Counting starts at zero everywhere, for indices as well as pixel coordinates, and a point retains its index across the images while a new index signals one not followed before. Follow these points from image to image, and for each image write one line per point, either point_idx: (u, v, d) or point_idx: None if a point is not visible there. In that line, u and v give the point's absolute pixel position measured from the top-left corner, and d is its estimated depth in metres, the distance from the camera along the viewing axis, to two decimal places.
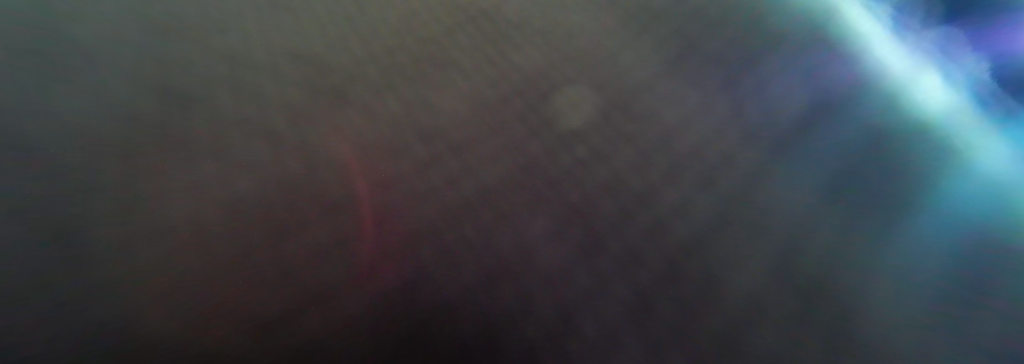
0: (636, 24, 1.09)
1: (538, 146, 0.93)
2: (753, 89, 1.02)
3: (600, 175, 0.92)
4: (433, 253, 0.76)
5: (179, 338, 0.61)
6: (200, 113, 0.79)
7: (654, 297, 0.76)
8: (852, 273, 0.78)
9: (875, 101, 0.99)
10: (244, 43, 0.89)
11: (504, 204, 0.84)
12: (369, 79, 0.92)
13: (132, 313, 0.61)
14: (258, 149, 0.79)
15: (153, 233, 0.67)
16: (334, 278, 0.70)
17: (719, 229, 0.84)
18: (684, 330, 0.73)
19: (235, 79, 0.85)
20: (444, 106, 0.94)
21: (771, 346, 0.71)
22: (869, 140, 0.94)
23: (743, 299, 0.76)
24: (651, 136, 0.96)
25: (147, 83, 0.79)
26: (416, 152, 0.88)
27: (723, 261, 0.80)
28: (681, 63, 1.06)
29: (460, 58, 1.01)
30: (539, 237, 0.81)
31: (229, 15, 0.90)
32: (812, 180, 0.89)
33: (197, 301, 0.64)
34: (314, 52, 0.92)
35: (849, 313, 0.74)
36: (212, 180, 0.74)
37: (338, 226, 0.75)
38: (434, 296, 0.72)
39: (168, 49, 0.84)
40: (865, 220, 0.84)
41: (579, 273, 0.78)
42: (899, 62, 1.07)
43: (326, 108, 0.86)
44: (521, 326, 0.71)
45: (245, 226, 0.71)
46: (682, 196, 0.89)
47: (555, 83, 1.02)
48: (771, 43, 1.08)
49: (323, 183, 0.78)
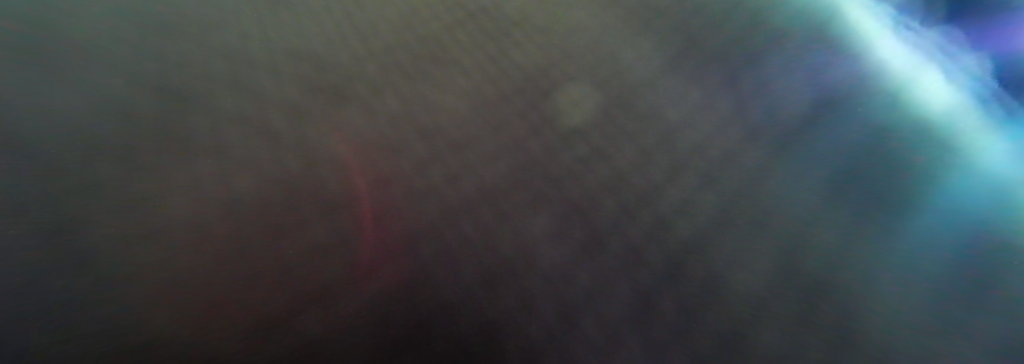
0: (635, 22, 1.09)
1: (539, 145, 0.93)
2: (753, 88, 1.02)
3: (600, 174, 0.91)
4: (433, 252, 0.76)
5: (178, 339, 0.61)
6: (200, 112, 0.79)
7: (655, 297, 0.76)
8: (853, 274, 0.78)
9: (876, 102, 0.99)
10: (243, 41, 0.89)
11: (504, 202, 0.84)
12: (369, 78, 0.92)
13: (133, 315, 0.61)
14: (258, 147, 0.79)
15: (153, 233, 0.67)
16: (335, 278, 0.70)
17: (718, 229, 0.84)
18: (685, 329, 0.73)
19: (234, 78, 0.84)
20: (444, 104, 0.94)
21: (772, 346, 0.71)
22: (869, 140, 0.93)
23: (743, 299, 0.76)
24: (652, 134, 0.96)
25: (146, 82, 0.79)
26: (416, 150, 0.87)
27: (723, 261, 0.80)
28: (682, 61, 1.06)
29: (461, 56, 1.01)
30: (540, 236, 0.81)
31: (229, 13, 0.90)
32: (812, 182, 0.89)
33: (196, 301, 0.64)
34: (314, 50, 0.92)
35: (850, 314, 0.74)
36: (211, 179, 0.74)
37: (338, 226, 0.74)
38: (434, 295, 0.72)
39: (167, 47, 0.83)
40: (865, 221, 0.84)
41: (579, 273, 0.78)
42: (901, 63, 1.06)
43: (326, 107, 0.86)
44: (522, 325, 0.71)
45: (245, 226, 0.71)
46: (683, 195, 0.89)
47: (555, 80, 1.01)
48: (772, 42, 1.08)
49: (323, 182, 0.78)
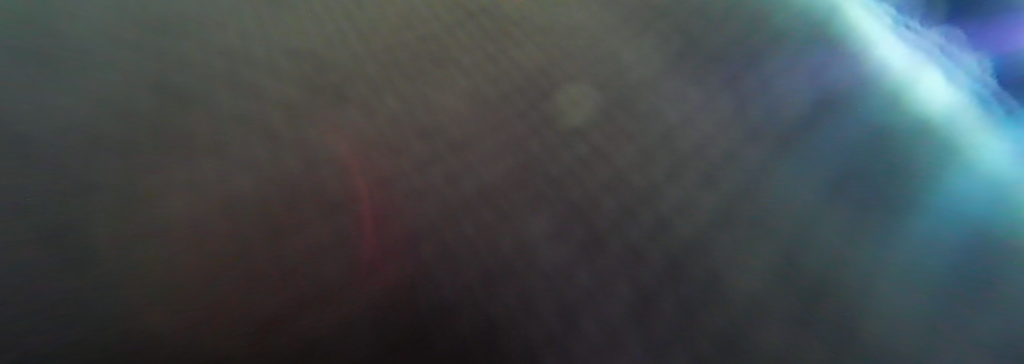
0: (635, 22, 1.09)
1: (538, 144, 0.93)
2: (753, 88, 1.02)
3: (600, 174, 0.91)
4: (433, 252, 0.76)
5: (177, 338, 0.61)
6: (200, 112, 0.79)
7: (654, 296, 0.76)
8: (853, 273, 0.78)
9: (875, 102, 0.99)
10: (243, 41, 0.89)
11: (505, 202, 0.84)
12: (369, 77, 0.92)
13: (134, 314, 0.60)
14: (257, 147, 0.79)
15: (154, 231, 0.67)
16: (335, 277, 0.70)
17: (718, 228, 0.84)
18: (686, 329, 0.73)
19: (234, 77, 0.84)
20: (444, 104, 0.94)
21: (772, 346, 0.71)
22: (869, 140, 0.93)
23: (743, 298, 0.76)
24: (652, 134, 0.96)
25: (145, 82, 0.79)
26: (416, 150, 0.87)
27: (724, 261, 0.80)
28: (681, 61, 1.06)
29: (461, 56, 1.01)
30: (540, 236, 0.81)
31: (229, 13, 0.90)
32: (812, 182, 0.89)
33: (195, 300, 0.64)
34: (314, 50, 0.92)
35: (851, 314, 0.74)
36: (212, 179, 0.74)
37: (338, 226, 0.74)
38: (434, 295, 0.71)
39: (167, 47, 0.83)
40: (865, 221, 0.84)
41: (579, 272, 0.78)
42: (902, 63, 1.06)
43: (326, 107, 0.86)
44: (522, 325, 0.71)
45: (246, 226, 0.71)
46: (683, 195, 0.89)
47: (555, 80, 1.01)
48: (772, 42, 1.08)
49: (323, 181, 0.78)
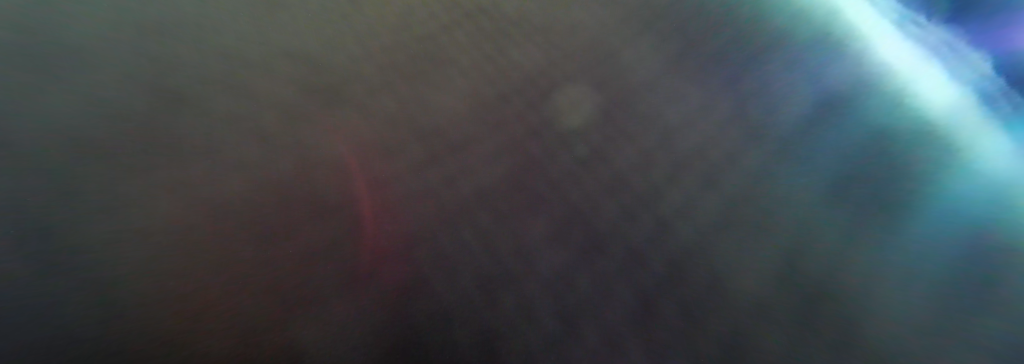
0: (636, 23, 1.09)
1: (538, 147, 0.93)
2: (753, 89, 1.02)
3: (601, 175, 0.91)
4: (433, 255, 0.76)
5: (176, 339, 0.61)
6: (195, 114, 0.79)
7: (654, 300, 0.76)
8: (855, 276, 0.78)
9: (875, 103, 0.99)
10: (240, 42, 0.89)
11: (504, 205, 0.84)
12: (368, 79, 0.92)
13: (134, 313, 0.61)
14: (256, 150, 0.79)
15: (152, 234, 0.68)
16: (333, 280, 0.70)
17: (717, 230, 0.84)
18: (685, 332, 0.72)
19: (232, 80, 0.85)
20: (444, 106, 0.94)
21: (769, 349, 0.71)
22: (869, 142, 0.94)
23: (744, 301, 0.76)
24: (652, 135, 0.96)
25: (143, 86, 0.80)
26: (415, 153, 0.88)
27: (723, 264, 0.80)
28: (682, 62, 1.06)
29: (460, 56, 1.01)
30: (540, 240, 0.81)
31: (227, 16, 0.91)
32: (813, 184, 0.89)
33: (191, 302, 0.64)
34: (314, 52, 0.92)
35: (847, 317, 0.74)
36: (211, 181, 0.74)
37: (338, 226, 0.74)
38: (434, 297, 0.71)
39: (166, 50, 0.85)
40: (866, 221, 0.84)
41: (579, 276, 0.78)
42: (903, 63, 1.07)
43: (325, 109, 0.86)
44: (521, 332, 0.70)
45: (245, 229, 0.71)
46: (684, 198, 0.88)
47: (555, 81, 1.01)
48: (773, 43, 1.08)
49: (322, 183, 0.78)
